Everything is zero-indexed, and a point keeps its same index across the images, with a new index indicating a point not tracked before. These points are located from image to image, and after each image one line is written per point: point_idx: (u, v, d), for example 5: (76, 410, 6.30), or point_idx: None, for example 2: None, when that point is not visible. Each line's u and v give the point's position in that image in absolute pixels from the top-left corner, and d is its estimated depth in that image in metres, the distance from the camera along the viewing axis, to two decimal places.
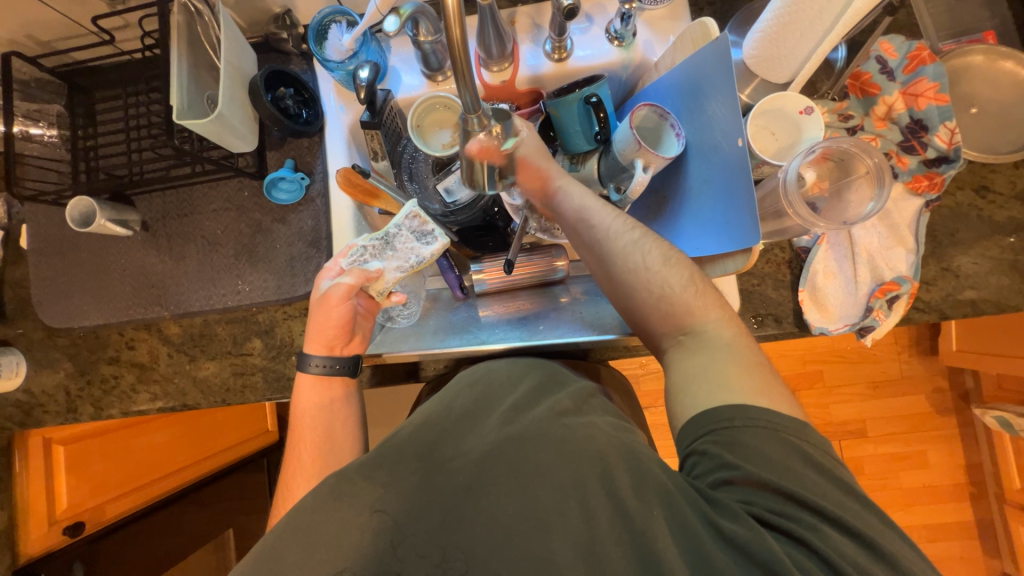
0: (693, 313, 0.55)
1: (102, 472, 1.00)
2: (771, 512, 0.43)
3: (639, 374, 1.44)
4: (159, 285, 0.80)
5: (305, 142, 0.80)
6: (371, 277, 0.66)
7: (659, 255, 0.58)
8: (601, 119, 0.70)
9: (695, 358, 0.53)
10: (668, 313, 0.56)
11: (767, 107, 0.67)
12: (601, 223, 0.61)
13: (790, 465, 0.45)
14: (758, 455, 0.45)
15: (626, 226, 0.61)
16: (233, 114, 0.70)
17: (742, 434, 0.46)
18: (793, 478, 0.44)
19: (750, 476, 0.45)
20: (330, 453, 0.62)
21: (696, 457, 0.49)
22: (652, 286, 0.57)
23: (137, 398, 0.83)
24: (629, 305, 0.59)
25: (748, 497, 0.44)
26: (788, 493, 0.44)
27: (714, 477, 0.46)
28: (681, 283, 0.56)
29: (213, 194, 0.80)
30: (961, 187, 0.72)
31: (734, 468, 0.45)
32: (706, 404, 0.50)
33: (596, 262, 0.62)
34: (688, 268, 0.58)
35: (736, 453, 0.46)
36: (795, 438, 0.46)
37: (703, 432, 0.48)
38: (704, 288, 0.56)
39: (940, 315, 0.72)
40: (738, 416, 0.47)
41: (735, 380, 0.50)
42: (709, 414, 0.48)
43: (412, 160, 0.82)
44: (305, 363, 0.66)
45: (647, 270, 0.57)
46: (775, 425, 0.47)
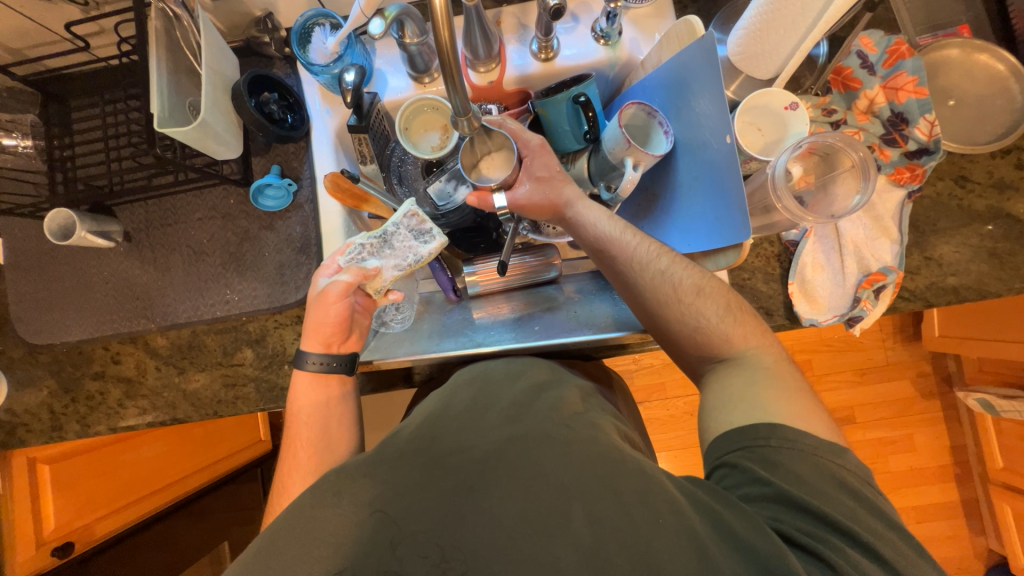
0: (730, 342, 0.57)
1: (91, 490, 0.97)
2: (799, 530, 0.43)
3: (632, 370, 1.45)
4: (144, 297, 0.78)
5: (291, 147, 0.78)
6: (369, 275, 0.66)
7: (691, 285, 0.58)
8: (591, 118, 0.70)
9: (732, 381, 0.54)
10: (704, 343, 0.58)
11: (752, 104, 0.69)
12: (628, 253, 0.61)
13: (824, 488, 0.45)
14: (792, 475, 0.46)
15: (655, 253, 0.61)
16: (216, 120, 0.69)
17: (777, 453, 0.47)
18: (810, 491, 0.45)
19: (781, 494, 0.45)
20: (325, 450, 0.61)
21: (726, 471, 0.49)
22: (687, 318, 0.58)
23: (125, 413, 0.81)
24: (664, 334, 0.60)
25: (776, 514, 0.45)
26: (817, 515, 0.44)
27: (743, 490, 0.47)
28: (717, 313, 0.57)
29: (198, 202, 0.79)
30: (941, 177, 0.74)
31: (766, 484, 0.46)
32: (741, 421, 0.51)
33: (626, 292, 0.62)
34: (723, 296, 0.58)
35: (771, 471, 0.46)
36: (832, 463, 0.47)
37: (737, 447, 0.49)
38: (740, 315, 0.57)
39: (924, 303, 0.74)
40: (775, 437, 0.48)
41: (773, 404, 0.50)
42: (747, 430, 0.49)
43: (400, 163, 0.85)
44: (300, 361, 0.65)
45: (681, 302, 0.58)
46: (812, 449, 0.47)
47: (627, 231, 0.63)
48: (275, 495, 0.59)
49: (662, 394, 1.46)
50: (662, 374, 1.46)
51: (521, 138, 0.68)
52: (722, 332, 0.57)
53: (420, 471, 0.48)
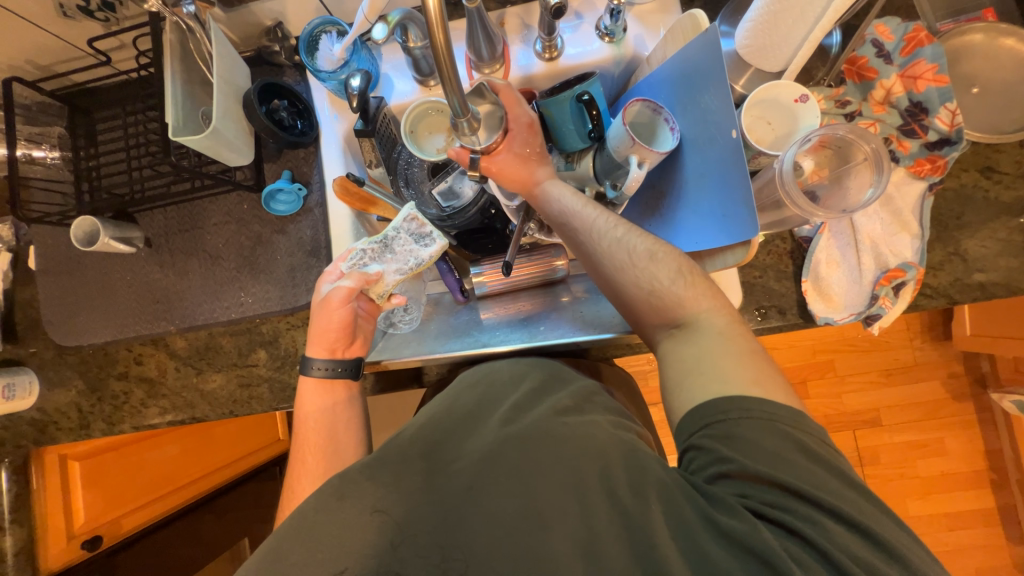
0: (683, 305, 0.55)
1: (118, 487, 1.01)
2: (768, 505, 0.43)
3: (646, 371, 1.43)
4: (164, 299, 0.81)
5: (302, 152, 0.81)
6: (371, 279, 0.67)
7: (644, 250, 0.57)
8: (593, 117, 0.70)
9: (688, 348, 0.53)
10: (658, 308, 0.56)
11: (761, 97, 0.66)
12: (586, 224, 0.61)
13: (788, 456, 0.44)
14: (753, 447, 0.45)
15: (611, 223, 0.60)
16: (228, 128, 0.71)
17: (737, 426, 0.46)
18: (777, 464, 0.44)
19: (746, 470, 0.44)
20: (333, 455, 0.62)
21: (693, 452, 0.48)
22: (641, 282, 0.56)
23: (147, 412, 0.84)
24: (622, 302, 0.59)
25: (744, 490, 0.44)
26: (785, 485, 0.43)
27: (711, 472, 0.46)
28: (669, 277, 0.56)
29: (214, 208, 0.81)
30: (965, 168, 0.71)
31: (730, 462, 0.45)
32: (701, 398, 0.49)
33: (586, 263, 0.62)
34: (677, 260, 0.57)
35: (732, 446, 0.45)
36: (791, 428, 0.46)
37: (698, 427, 0.48)
38: (693, 278, 0.55)
39: (948, 300, 0.70)
40: (732, 408, 0.47)
41: (730, 372, 0.49)
42: (704, 407, 0.48)
43: (407, 166, 0.82)
44: (306, 366, 0.66)
45: (634, 268, 0.57)
46: (769, 414, 0.46)
47: (587, 205, 0.63)
48: (287, 501, 0.60)
49: None
50: None
51: (512, 110, 0.66)
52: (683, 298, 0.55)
53: (422, 476, 0.48)
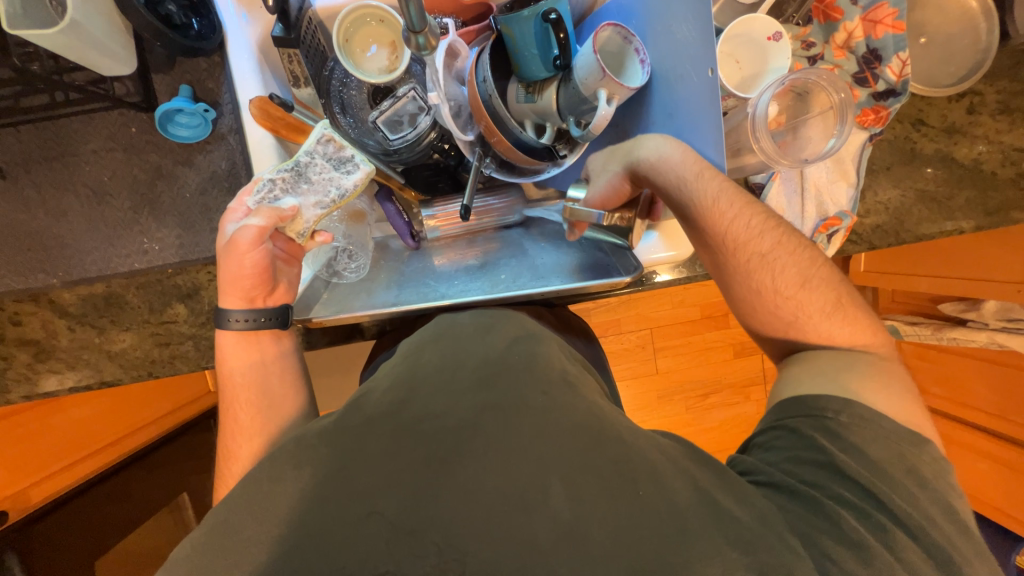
0: (833, 339, 0.58)
1: (13, 457, 0.91)
2: (833, 497, 0.47)
3: (590, 309, 1.49)
4: (37, 247, 0.66)
5: (203, 63, 0.65)
6: (285, 216, 0.57)
7: (797, 276, 0.58)
8: (561, 41, 0.62)
9: (826, 362, 0.56)
10: (795, 334, 0.59)
11: (734, 32, 0.64)
12: (728, 234, 0.58)
13: (874, 461, 0.48)
14: (857, 452, 0.49)
15: (756, 236, 0.58)
16: (94, 22, 0.54)
17: (847, 429, 0.50)
18: (867, 466, 0.48)
19: (833, 461, 0.49)
20: (270, 409, 0.57)
21: (783, 433, 0.54)
22: (784, 310, 0.58)
23: (39, 379, 0.72)
24: (754, 321, 0.61)
25: (818, 478, 0.48)
26: (859, 483, 0.47)
27: (792, 453, 0.51)
28: (823, 307, 0.58)
29: (89, 130, 0.65)
30: (900, 120, 0.75)
31: (823, 453, 0.49)
32: (815, 392, 0.54)
33: (717, 270, 0.62)
34: (829, 291, 0.58)
35: (830, 440, 0.50)
36: (900, 447, 0.49)
37: (802, 413, 0.53)
38: (848, 311, 0.58)
39: (868, 246, 0.77)
40: (843, 412, 0.51)
41: (857, 389, 0.53)
42: (813, 402, 0.53)
43: (342, 87, 0.71)
44: (222, 319, 0.58)
45: (780, 295, 0.58)
46: (884, 430, 0.50)
47: (730, 203, 0.58)
48: (221, 461, 0.55)
49: (617, 329, 1.52)
50: (619, 312, 1.51)
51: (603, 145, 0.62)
52: (817, 329, 0.58)
53: (387, 439, 0.46)
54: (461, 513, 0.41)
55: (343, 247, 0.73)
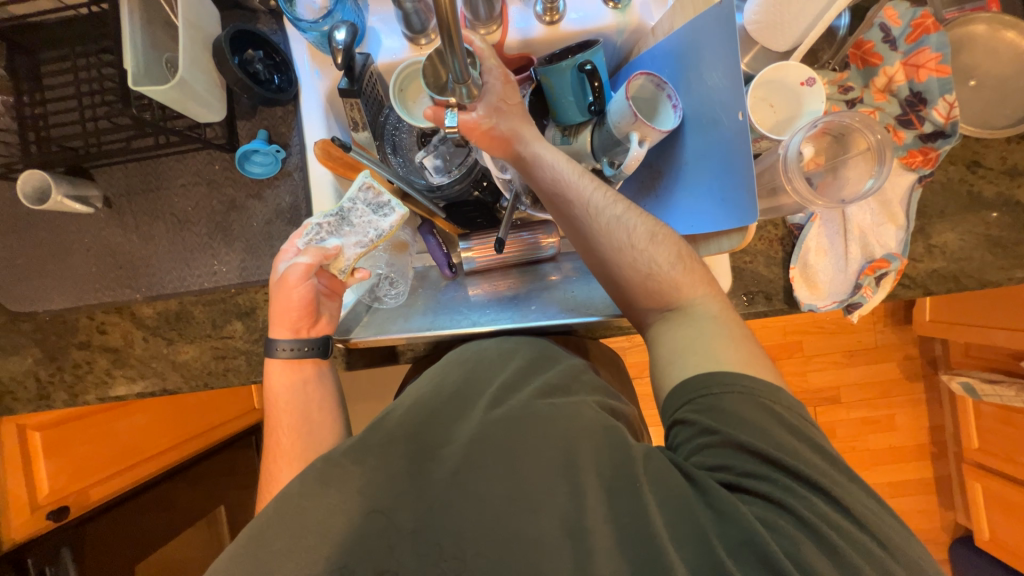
0: (679, 289, 0.57)
1: (84, 456, 0.97)
2: (746, 476, 0.46)
3: (625, 348, 1.46)
4: (128, 266, 0.75)
5: (279, 111, 0.75)
6: (329, 254, 0.63)
7: (646, 235, 0.57)
8: (596, 88, 0.66)
9: (680, 332, 0.55)
10: (654, 291, 0.57)
11: (768, 78, 0.65)
12: (584, 199, 0.58)
13: (770, 429, 0.47)
14: (741, 421, 0.47)
15: (610, 200, 0.58)
16: (197, 78, 0.65)
17: (719, 399, 0.49)
18: (760, 435, 0.46)
19: (728, 439, 0.47)
20: (309, 435, 0.59)
21: (678, 427, 0.51)
22: (639, 265, 0.57)
23: (113, 383, 0.80)
24: (616, 283, 0.59)
25: (727, 464, 0.47)
26: (759, 453, 0.46)
27: (695, 443, 0.49)
28: (672, 265, 0.57)
29: (181, 167, 0.75)
30: (954, 161, 0.72)
31: (713, 433, 0.48)
32: (687, 371, 0.52)
33: (581, 242, 0.60)
34: (676, 245, 0.58)
35: (716, 418, 0.48)
36: (774, 405, 0.48)
37: (684, 401, 0.51)
38: (691, 264, 0.57)
39: (924, 290, 0.73)
40: (714, 384, 0.49)
41: (723, 352, 0.52)
42: (688, 384, 0.51)
43: (395, 130, 0.81)
44: (271, 348, 0.63)
45: (633, 249, 0.57)
46: (752, 388, 0.49)
47: (583, 174, 0.60)
48: (263, 487, 0.57)
49: None
50: None
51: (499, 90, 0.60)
52: None
53: (411, 458, 0.48)
54: (476, 519, 0.44)
55: (384, 275, 0.78)
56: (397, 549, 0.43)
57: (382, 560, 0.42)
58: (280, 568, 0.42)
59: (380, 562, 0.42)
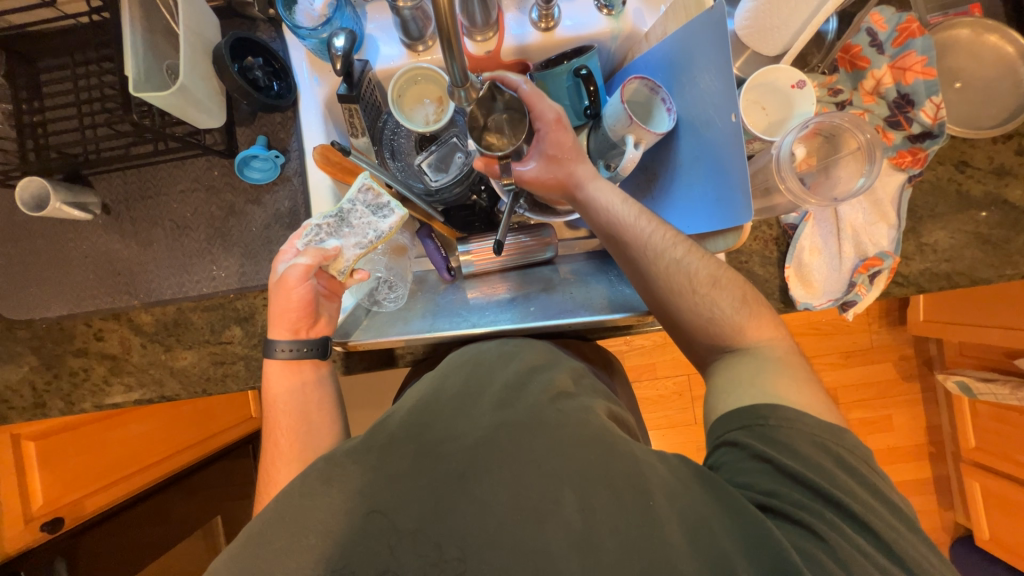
0: (742, 332, 0.57)
1: (79, 466, 0.96)
2: (790, 504, 0.46)
3: (623, 350, 1.46)
4: (126, 272, 0.75)
5: (278, 117, 0.75)
6: (328, 255, 0.63)
7: (706, 275, 0.58)
8: (591, 92, 0.68)
9: (739, 366, 0.56)
10: (715, 332, 0.58)
11: (758, 81, 0.67)
12: (642, 240, 0.60)
13: (822, 463, 0.48)
14: (795, 454, 0.48)
15: (670, 242, 0.60)
16: (197, 86, 0.66)
17: (776, 431, 0.49)
18: (811, 467, 0.47)
19: (780, 467, 0.48)
20: (307, 436, 0.60)
21: (726, 448, 0.52)
22: (701, 309, 0.58)
23: (110, 390, 0.79)
24: (674, 323, 0.60)
25: (771, 489, 0.47)
26: (808, 485, 0.46)
27: (743, 466, 0.50)
28: (731, 304, 0.58)
29: (180, 173, 0.75)
30: (942, 161, 0.73)
31: (763, 459, 0.49)
32: (744, 401, 0.53)
33: (640, 283, 0.61)
34: (739, 288, 0.59)
35: (771, 447, 0.49)
36: (830, 442, 0.49)
37: (737, 425, 0.51)
38: (755, 307, 0.58)
39: (917, 288, 0.74)
40: (773, 415, 0.50)
41: (780, 388, 0.52)
42: (746, 410, 0.51)
43: (393, 136, 0.81)
44: (270, 349, 0.63)
45: (695, 294, 0.58)
46: (812, 426, 0.49)
47: (642, 216, 0.62)
48: (263, 484, 0.57)
49: (652, 373, 1.48)
50: (653, 354, 1.47)
51: (536, 108, 0.62)
52: None
53: (411, 459, 0.48)
54: (477, 521, 0.45)
55: (383, 279, 0.79)
56: (398, 548, 0.43)
57: (383, 559, 0.43)
58: (283, 567, 0.42)
59: (380, 562, 0.43)
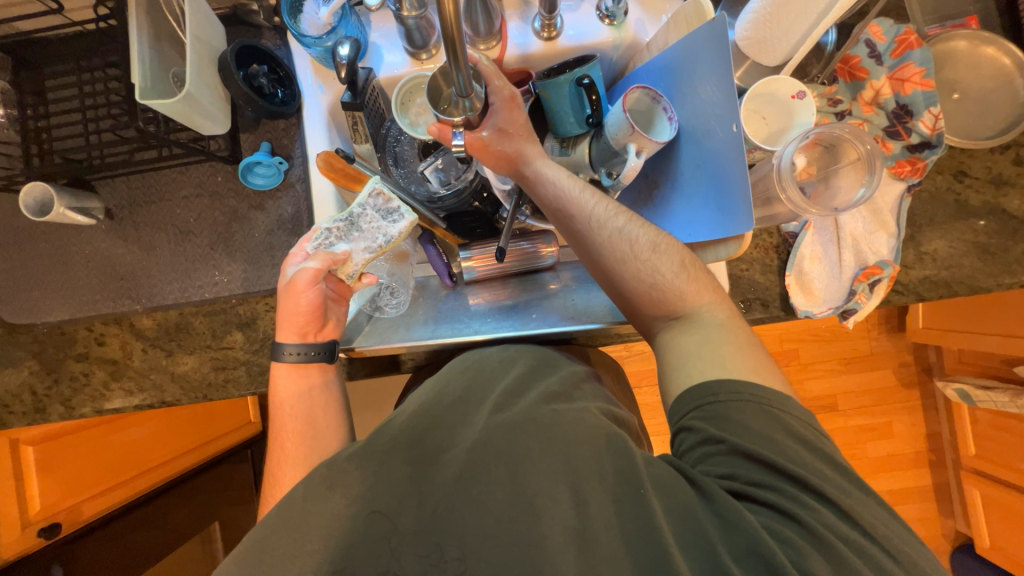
0: (685, 298, 0.57)
1: (77, 471, 0.96)
2: (751, 484, 0.46)
3: (624, 357, 1.46)
4: (128, 277, 0.76)
5: (282, 124, 0.76)
6: (338, 260, 0.64)
7: (646, 242, 0.58)
8: (593, 102, 0.69)
9: (688, 340, 0.55)
10: (659, 300, 0.57)
11: (759, 91, 0.67)
12: (584, 212, 0.61)
13: (776, 437, 0.47)
14: (749, 431, 0.48)
15: (611, 212, 0.60)
16: (203, 93, 0.66)
17: (726, 407, 0.49)
18: (764, 442, 0.47)
19: (734, 447, 0.47)
20: (313, 440, 0.59)
21: (684, 434, 0.51)
22: (643, 274, 0.57)
23: (111, 395, 0.79)
24: (620, 293, 0.60)
25: (731, 472, 0.47)
26: (764, 462, 0.46)
27: (700, 450, 0.50)
28: (672, 270, 0.57)
29: (183, 179, 0.76)
30: (940, 171, 0.74)
31: (718, 442, 0.48)
32: (695, 379, 0.52)
33: (584, 253, 0.62)
34: (679, 254, 0.58)
35: (722, 426, 0.48)
36: (781, 413, 0.49)
37: (690, 408, 0.51)
38: (695, 272, 0.58)
39: (917, 296, 0.74)
40: (722, 390, 0.50)
41: (729, 360, 0.52)
42: (696, 389, 0.51)
43: (396, 143, 0.82)
44: (277, 352, 0.62)
45: (635, 259, 0.58)
46: (760, 398, 0.49)
47: (585, 189, 0.62)
48: (268, 487, 0.58)
49: (652, 380, 1.48)
50: (653, 361, 1.47)
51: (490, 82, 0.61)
52: None
53: (412, 463, 0.48)
54: (477, 522, 0.45)
55: (386, 285, 0.79)
56: (399, 549, 0.43)
57: (383, 562, 0.43)
58: (284, 570, 0.42)
59: (381, 562, 0.43)
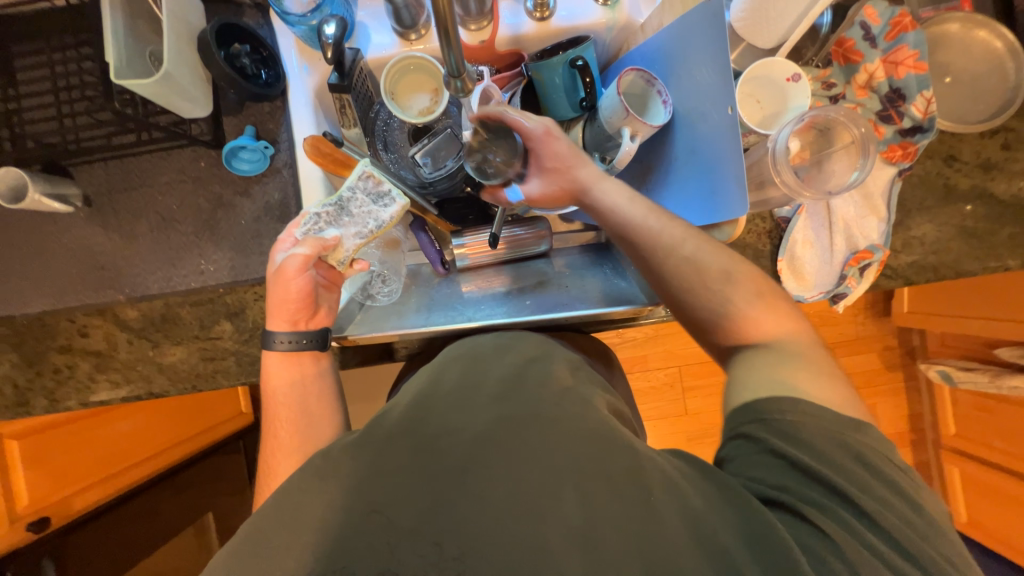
0: (754, 323, 0.57)
1: (64, 464, 0.94)
2: (803, 502, 0.45)
3: (616, 344, 1.47)
4: (110, 266, 0.73)
5: (266, 107, 0.73)
6: (328, 245, 0.62)
7: (717, 269, 0.58)
8: (587, 84, 0.67)
9: (762, 360, 0.55)
10: (730, 327, 0.58)
11: (753, 74, 0.67)
12: (652, 237, 0.59)
13: (841, 461, 0.47)
14: (814, 451, 0.47)
15: (678, 236, 0.59)
16: (182, 73, 0.64)
17: (797, 427, 0.48)
18: (830, 465, 0.46)
19: (797, 463, 0.47)
20: (307, 430, 0.59)
21: (741, 441, 0.51)
22: (714, 304, 0.58)
23: (96, 387, 0.77)
24: (690, 318, 0.61)
25: (786, 487, 0.46)
26: (826, 484, 0.46)
27: (753, 460, 0.49)
28: (745, 299, 0.57)
29: (164, 164, 0.73)
30: (931, 156, 0.74)
31: (780, 455, 0.48)
32: (763, 393, 0.52)
33: (652, 279, 0.61)
34: (753, 281, 0.58)
35: (790, 442, 0.48)
36: (837, 435, 0.48)
37: (754, 418, 0.51)
38: (770, 301, 0.57)
39: (905, 281, 0.75)
40: (794, 409, 0.49)
41: (801, 383, 0.51)
42: (765, 403, 0.50)
43: (386, 127, 0.79)
44: (270, 340, 0.62)
45: (706, 288, 0.58)
46: (835, 424, 0.48)
47: (650, 211, 0.61)
48: (262, 475, 0.57)
49: (644, 365, 1.50)
50: (645, 347, 1.48)
51: (523, 130, 0.64)
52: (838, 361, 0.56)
53: (405, 454, 0.47)
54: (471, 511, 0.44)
55: (377, 272, 0.78)
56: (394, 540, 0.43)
57: None
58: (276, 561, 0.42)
59: None
